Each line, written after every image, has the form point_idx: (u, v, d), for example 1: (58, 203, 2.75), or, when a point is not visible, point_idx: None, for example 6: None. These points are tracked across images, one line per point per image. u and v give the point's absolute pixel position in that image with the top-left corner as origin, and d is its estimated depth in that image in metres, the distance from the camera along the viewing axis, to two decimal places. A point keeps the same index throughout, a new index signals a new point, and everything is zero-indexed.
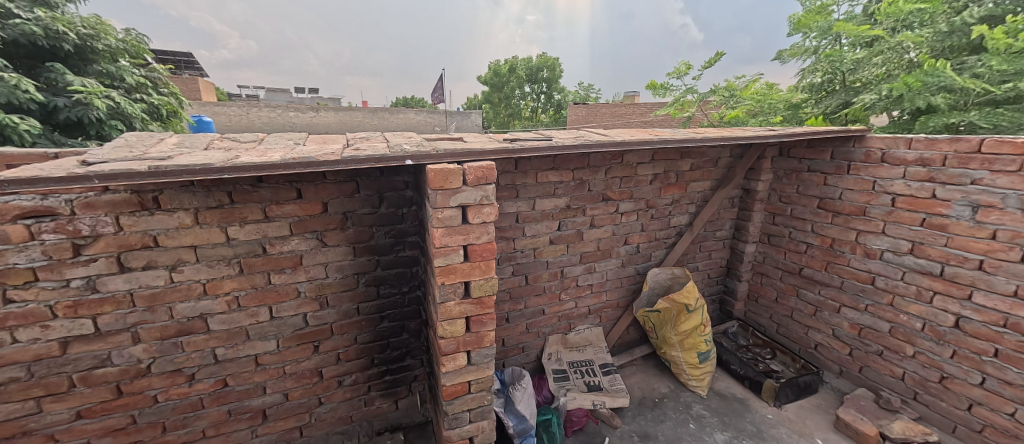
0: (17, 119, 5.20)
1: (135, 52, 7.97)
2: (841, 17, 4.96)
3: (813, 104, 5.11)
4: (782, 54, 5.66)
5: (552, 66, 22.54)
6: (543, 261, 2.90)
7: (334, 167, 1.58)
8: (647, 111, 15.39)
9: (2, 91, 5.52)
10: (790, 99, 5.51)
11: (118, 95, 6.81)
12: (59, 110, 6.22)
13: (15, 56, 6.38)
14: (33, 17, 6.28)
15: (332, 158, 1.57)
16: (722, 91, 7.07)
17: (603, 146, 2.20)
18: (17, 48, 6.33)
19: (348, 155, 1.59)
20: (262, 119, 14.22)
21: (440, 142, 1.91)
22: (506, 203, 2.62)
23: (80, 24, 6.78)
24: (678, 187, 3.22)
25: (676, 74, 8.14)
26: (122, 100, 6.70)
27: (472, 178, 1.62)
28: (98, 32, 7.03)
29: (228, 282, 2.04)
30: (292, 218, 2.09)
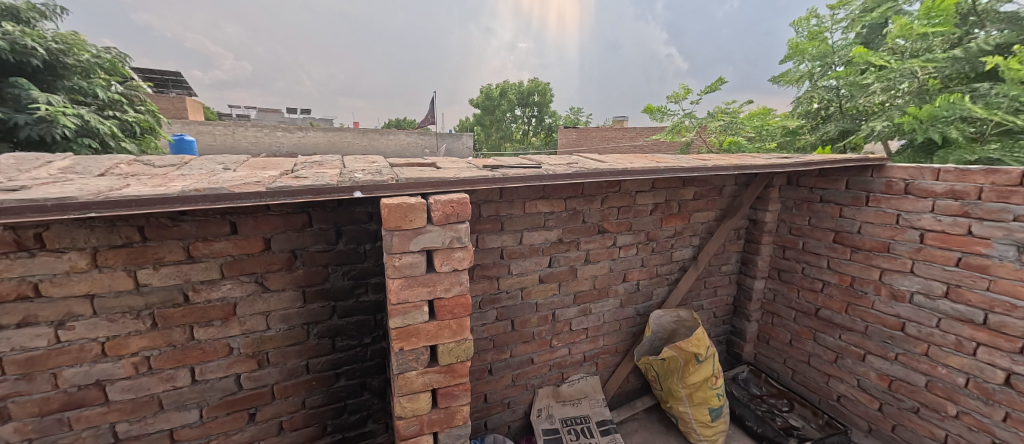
0: None
1: (113, 71, 7.67)
2: (836, 43, 4.97)
3: (811, 131, 5.17)
4: (777, 80, 5.70)
5: (544, 90, 22.87)
6: (532, 302, 2.54)
7: (259, 201, 1.19)
8: (637, 135, 15.49)
9: None
10: (786, 125, 5.51)
11: (88, 113, 6.39)
12: (20, 128, 5.78)
13: None
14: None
15: (256, 187, 1.19)
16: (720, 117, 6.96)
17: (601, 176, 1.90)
18: None
19: (282, 184, 1.22)
20: (247, 139, 13.89)
21: (405, 168, 1.57)
22: (489, 236, 2.28)
23: (52, 38, 6.46)
24: (681, 217, 2.93)
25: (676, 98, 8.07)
26: (93, 117, 6.30)
27: (439, 214, 1.27)
28: (71, 48, 6.64)
29: (135, 339, 1.61)
30: (223, 258, 1.70)
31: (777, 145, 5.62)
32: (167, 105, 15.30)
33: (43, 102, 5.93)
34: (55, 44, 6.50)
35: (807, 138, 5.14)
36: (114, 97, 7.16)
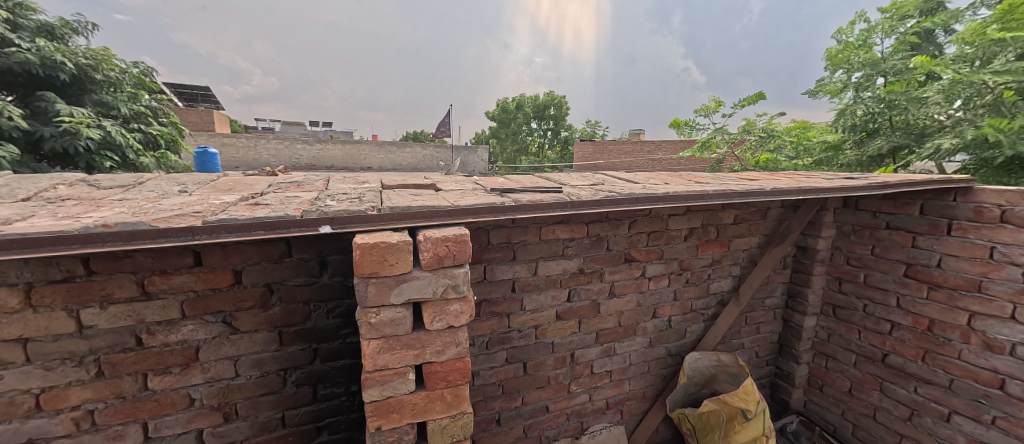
0: None
1: (140, 84, 7.74)
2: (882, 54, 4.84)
3: (856, 145, 4.95)
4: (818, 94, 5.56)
5: (560, 104, 22.73)
6: (547, 342, 2.22)
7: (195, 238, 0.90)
8: (656, 149, 15.08)
9: None
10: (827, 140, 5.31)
11: (113, 125, 6.41)
12: (45, 140, 5.77)
13: (13, 84, 6.03)
14: (33, 47, 5.95)
15: (196, 218, 0.92)
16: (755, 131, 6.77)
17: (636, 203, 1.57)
18: (14, 77, 5.97)
19: (232, 214, 0.95)
20: (269, 152, 14.18)
21: (397, 193, 1.31)
22: (499, 267, 1.99)
23: (81, 54, 6.46)
24: (719, 243, 2.57)
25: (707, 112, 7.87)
26: (115, 129, 6.30)
27: (429, 257, 0.97)
28: (99, 63, 6.67)
29: (77, 391, 1.35)
30: (185, 295, 1.44)
31: (818, 161, 5.41)
32: (196, 119, 15.78)
33: (67, 115, 5.98)
34: (84, 59, 6.53)
35: (852, 153, 4.93)
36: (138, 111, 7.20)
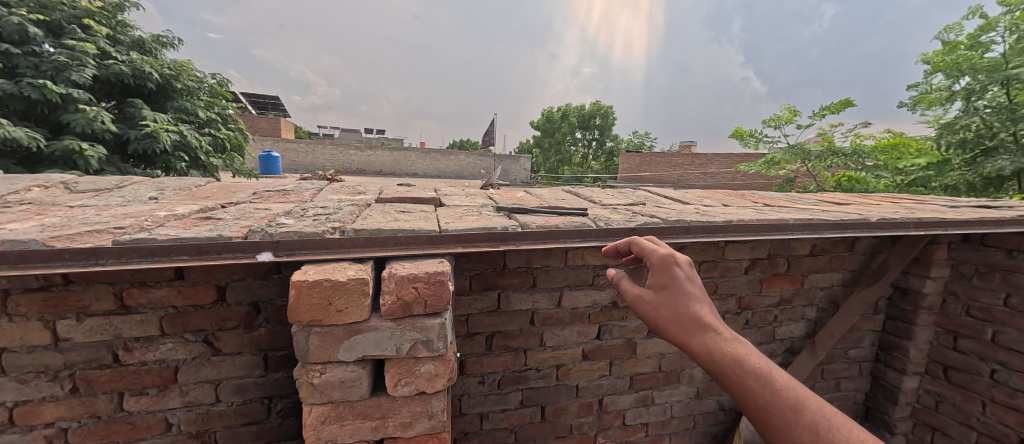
0: (83, 145, 4.89)
1: (215, 93, 7.91)
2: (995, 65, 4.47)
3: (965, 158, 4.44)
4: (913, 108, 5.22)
5: (606, 114, 22.20)
6: (571, 385, 1.90)
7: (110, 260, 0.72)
8: (708, 162, 14.10)
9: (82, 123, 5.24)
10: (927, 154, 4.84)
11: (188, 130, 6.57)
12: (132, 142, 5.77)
13: (109, 92, 6.27)
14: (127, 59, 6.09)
15: (113, 235, 0.73)
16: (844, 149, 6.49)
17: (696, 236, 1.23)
18: (110, 86, 6.20)
19: (162, 233, 0.76)
20: (325, 156, 15.03)
21: (381, 208, 1.09)
22: (516, 295, 1.72)
23: (167, 65, 6.55)
24: (791, 279, 2.21)
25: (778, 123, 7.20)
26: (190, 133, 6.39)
27: (392, 302, 0.72)
28: (181, 74, 6.75)
29: (50, 407, 1.25)
30: (165, 310, 1.31)
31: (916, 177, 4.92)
32: (264, 125, 17.06)
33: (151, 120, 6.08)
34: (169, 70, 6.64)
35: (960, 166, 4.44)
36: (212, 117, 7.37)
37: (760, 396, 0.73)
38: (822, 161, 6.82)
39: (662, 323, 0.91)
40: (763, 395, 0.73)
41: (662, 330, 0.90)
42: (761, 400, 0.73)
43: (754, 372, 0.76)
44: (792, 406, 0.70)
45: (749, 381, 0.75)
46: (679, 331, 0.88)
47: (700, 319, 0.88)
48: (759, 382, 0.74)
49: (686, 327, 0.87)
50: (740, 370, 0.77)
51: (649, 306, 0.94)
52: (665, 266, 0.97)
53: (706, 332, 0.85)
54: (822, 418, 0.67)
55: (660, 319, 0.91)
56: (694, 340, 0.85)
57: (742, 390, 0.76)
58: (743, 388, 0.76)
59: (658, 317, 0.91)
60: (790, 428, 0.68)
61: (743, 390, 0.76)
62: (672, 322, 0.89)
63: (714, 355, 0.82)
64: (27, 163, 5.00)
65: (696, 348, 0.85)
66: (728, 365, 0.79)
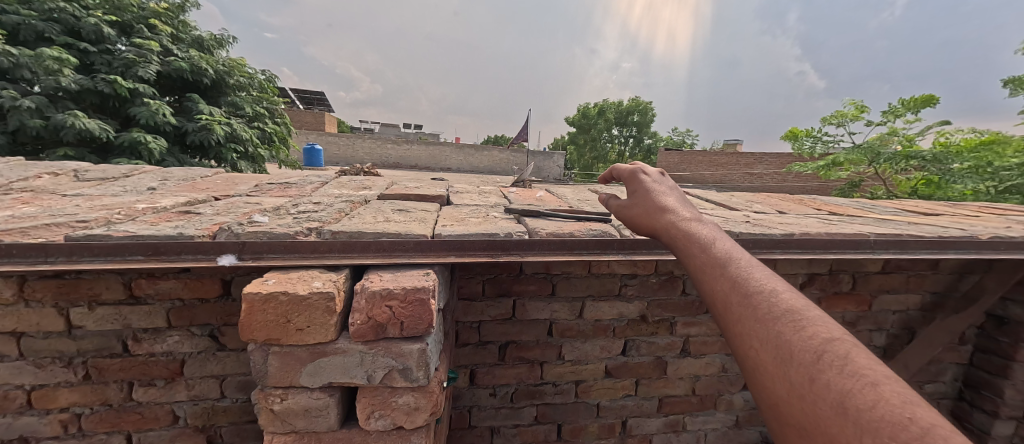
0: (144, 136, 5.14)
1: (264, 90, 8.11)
2: None
3: None
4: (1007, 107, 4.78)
5: (644, 110, 21.41)
6: (592, 403, 1.73)
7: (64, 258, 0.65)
8: (756, 162, 13.15)
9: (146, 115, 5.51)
10: None
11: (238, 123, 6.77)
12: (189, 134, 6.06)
13: (170, 88, 6.60)
14: (186, 56, 6.37)
15: (71, 230, 0.66)
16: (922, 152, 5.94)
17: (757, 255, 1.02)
18: (171, 81, 6.52)
19: (123, 229, 0.68)
20: (364, 150, 15.53)
21: (378, 208, 0.99)
22: (533, 303, 1.57)
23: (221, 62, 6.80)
24: (855, 299, 1.90)
25: (840, 120, 6.51)
26: (240, 126, 6.65)
27: (364, 322, 0.60)
28: (234, 70, 7.02)
29: (65, 392, 1.27)
30: (171, 302, 1.29)
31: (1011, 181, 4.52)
32: (309, 119, 17.87)
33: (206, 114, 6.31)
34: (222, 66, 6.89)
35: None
36: (260, 112, 7.56)
37: (717, 275, 0.74)
38: (893, 164, 6.33)
39: (637, 217, 1.03)
40: (703, 257, 0.80)
41: (635, 224, 1.03)
42: (701, 262, 0.80)
43: (702, 242, 0.84)
44: (724, 261, 0.76)
45: (694, 249, 0.83)
46: (650, 220, 0.99)
47: (670, 212, 0.98)
48: (703, 248, 0.82)
49: (655, 217, 0.99)
50: (689, 241, 0.86)
51: (629, 208, 1.09)
52: (647, 184, 1.13)
53: (671, 218, 0.96)
54: (748, 273, 0.72)
55: (634, 216, 1.04)
56: (659, 225, 0.96)
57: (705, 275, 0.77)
58: (690, 256, 0.83)
59: (635, 214, 1.05)
60: (719, 279, 0.74)
61: (690, 257, 0.84)
62: (645, 217, 1.01)
63: (672, 234, 0.92)
64: (100, 152, 5.42)
65: (659, 230, 0.96)
66: (681, 240, 0.88)
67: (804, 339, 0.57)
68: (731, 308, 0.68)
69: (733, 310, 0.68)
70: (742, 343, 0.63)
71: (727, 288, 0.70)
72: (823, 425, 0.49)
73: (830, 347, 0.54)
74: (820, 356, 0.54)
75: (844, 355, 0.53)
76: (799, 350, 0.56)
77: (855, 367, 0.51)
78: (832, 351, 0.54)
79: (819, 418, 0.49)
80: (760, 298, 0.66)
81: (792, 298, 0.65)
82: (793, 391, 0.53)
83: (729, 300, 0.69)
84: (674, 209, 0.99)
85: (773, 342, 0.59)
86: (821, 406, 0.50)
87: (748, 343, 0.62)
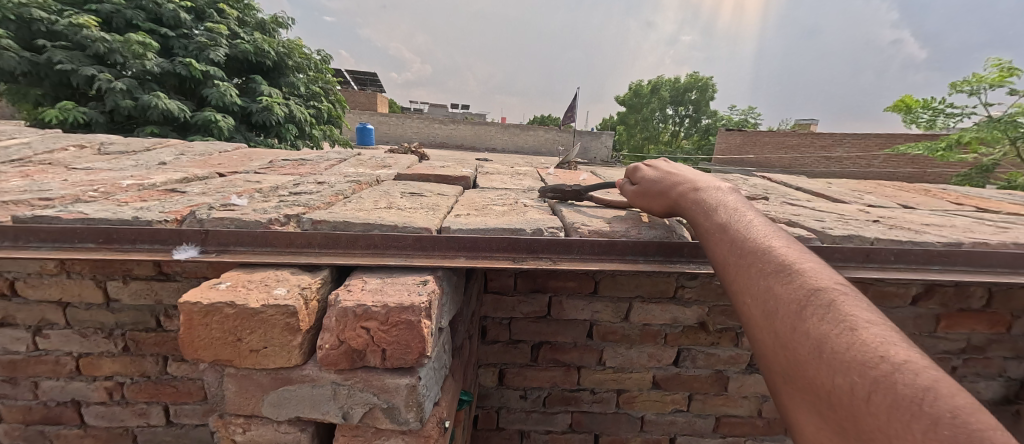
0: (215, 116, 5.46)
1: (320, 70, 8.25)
2: None
3: None
4: None
5: (705, 86, 19.61)
6: (635, 416, 1.52)
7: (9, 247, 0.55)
8: (836, 144, 11.56)
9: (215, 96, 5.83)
10: None
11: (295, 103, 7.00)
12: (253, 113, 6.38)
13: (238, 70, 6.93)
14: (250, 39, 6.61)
15: (18, 213, 0.64)
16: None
17: (923, 274, 0.81)
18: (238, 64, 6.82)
19: (78, 211, 0.64)
20: (412, 129, 15.81)
21: (387, 190, 0.83)
22: (571, 302, 1.38)
23: (280, 43, 6.98)
24: (996, 320, 1.45)
25: (974, 87, 5.38)
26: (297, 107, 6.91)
27: (332, 352, 0.44)
28: (292, 51, 7.18)
29: (108, 362, 1.31)
30: (197, 281, 1.26)
31: None
32: (362, 100, 18.48)
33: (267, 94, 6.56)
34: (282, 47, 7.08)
35: None
36: (315, 92, 7.76)
37: (716, 236, 0.72)
38: None
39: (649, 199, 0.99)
40: (704, 222, 0.77)
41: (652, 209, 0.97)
42: (705, 228, 0.77)
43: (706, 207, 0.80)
44: (725, 225, 0.72)
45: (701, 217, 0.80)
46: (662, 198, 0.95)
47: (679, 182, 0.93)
48: (706, 214, 0.79)
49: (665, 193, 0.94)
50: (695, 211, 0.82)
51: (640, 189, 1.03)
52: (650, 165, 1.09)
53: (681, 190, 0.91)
54: (745, 230, 0.69)
55: (648, 200, 0.99)
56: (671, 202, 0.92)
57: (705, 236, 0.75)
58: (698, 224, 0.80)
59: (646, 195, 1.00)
60: (717, 243, 0.71)
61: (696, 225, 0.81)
62: (656, 194, 0.97)
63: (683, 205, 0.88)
64: (180, 131, 5.91)
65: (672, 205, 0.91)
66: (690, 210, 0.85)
67: (788, 290, 0.55)
68: (728, 267, 0.67)
69: (729, 270, 0.66)
70: (736, 300, 0.62)
71: (726, 248, 0.68)
72: (802, 370, 0.49)
73: (816, 294, 0.52)
74: (805, 304, 0.52)
75: (829, 300, 0.51)
76: (783, 303, 0.54)
77: (838, 312, 0.49)
78: (817, 297, 0.52)
79: (798, 363, 0.49)
80: (752, 256, 0.63)
81: (786, 250, 0.62)
82: (777, 341, 0.53)
83: (726, 262, 0.67)
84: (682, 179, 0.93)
85: (762, 297, 0.57)
86: (802, 352, 0.49)
87: (742, 298, 0.61)
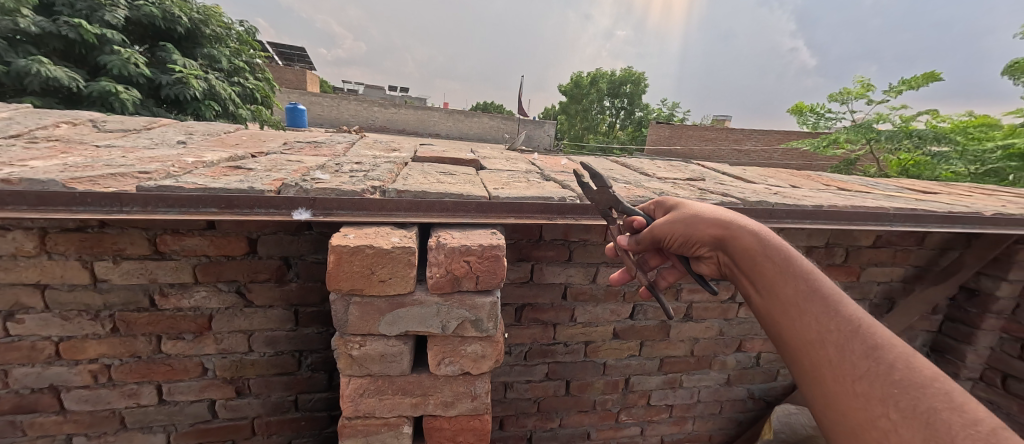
0: (119, 87, 4.75)
1: (245, 42, 7.45)
2: None
3: None
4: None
5: (638, 81, 21.05)
6: (599, 362, 1.84)
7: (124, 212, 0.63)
8: (744, 139, 13.33)
9: (116, 63, 5.04)
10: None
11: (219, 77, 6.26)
12: (162, 87, 5.55)
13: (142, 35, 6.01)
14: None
15: (140, 181, 0.66)
16: (909, 134, 6.82)
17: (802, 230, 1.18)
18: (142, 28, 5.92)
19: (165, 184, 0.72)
20: (350, 112, 14.88)
21: (421, 169, 0.99)
22: (550, 268, 1.62)
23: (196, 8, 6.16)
24: (849, 271, 1.98)
25: (845, 97, 6.63)
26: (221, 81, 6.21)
27: (443, 277, 0.63)
28: (211, 18, 6.37)
29: (93, 344, 1.28)
30: (197, 259, 1.28)
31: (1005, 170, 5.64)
32: (290, 77, 16.83)
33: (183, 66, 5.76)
34: (197, 12, 6.25)
35: None
36: (242, 66, 7.00)
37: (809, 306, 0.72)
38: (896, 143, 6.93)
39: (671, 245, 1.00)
40: (773, 279, 0.80)
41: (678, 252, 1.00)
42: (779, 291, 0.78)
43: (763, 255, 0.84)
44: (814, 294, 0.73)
45: (762, 263, 0.82)
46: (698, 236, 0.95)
47: (714, 214, 0.94)
48: (769, 259, 0.82)
49: (695, 239, 0.96)
50: (752, 251, 0.85)
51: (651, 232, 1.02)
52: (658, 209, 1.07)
53: (719, 228, 0.92)
54: (827, 297, 0.72)
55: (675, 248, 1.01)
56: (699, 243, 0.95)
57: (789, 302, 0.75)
58: (758, 271, 0.83)
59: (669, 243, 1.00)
60: (797, 310, 0.73)
61: (756, 279, 0.83)
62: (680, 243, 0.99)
63: (728, 249, 0.90)
64: (66, 103, 4.99)
65: (715, 243, 0.93)
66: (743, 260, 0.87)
67: (897, 376, 0.58)
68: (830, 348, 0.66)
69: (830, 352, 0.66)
70: (847, 389, 0.61)
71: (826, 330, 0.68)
72: None
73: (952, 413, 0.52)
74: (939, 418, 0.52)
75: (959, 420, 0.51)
76: (904, 391, 0.56)
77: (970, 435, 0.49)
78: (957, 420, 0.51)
79: None
80: (845, 329, 0.66)
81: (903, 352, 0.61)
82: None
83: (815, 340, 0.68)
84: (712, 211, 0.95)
85: (879, 391, 0.58)
86: None
87: (856, 391, 0.60)
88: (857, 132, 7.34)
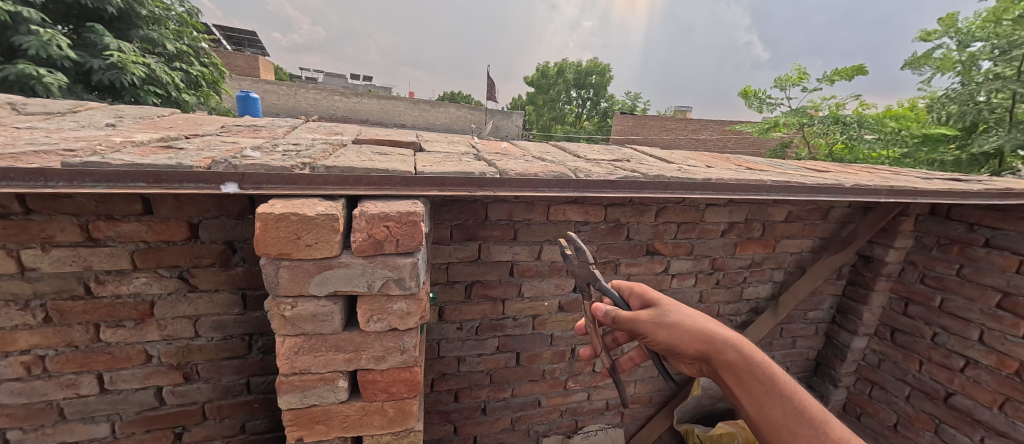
0: (40, 71, 4.31)
1: (185, 23, 6.90)
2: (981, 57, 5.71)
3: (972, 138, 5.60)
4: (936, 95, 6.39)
5: (604, 71, 21.41)
6: (546, 334, 1.99)
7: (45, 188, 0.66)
8: (701, 128, 14.06)
9: (34, 44, 4.56)
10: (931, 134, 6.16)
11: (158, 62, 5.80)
12: (93, 72, 5.10)
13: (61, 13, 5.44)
14: None
15: (63, 158, 0.69)
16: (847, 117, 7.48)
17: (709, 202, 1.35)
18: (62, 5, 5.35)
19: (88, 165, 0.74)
20: (308, 100, 14.17)
21: (356, 149, 1.05)
22: (496, 247, 1.73)
23: None
24: (765, 244, 2.23)
25: (784, 84, 7.18)
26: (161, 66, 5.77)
27: (365, 238, 0.72)
28: None
29: (24, 335, 1.25)
30: (134, 245, 1.26)
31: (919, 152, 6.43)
32: (239, 63, 15.68)
33: (115, 49, 5.29)
34: None
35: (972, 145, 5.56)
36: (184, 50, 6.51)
37: (797, 422, 0.94)
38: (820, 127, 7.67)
39: (654, 346, 1.14)
40: (762, 399, 1.00)
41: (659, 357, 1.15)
42: (771, 408, 0.99)
43: (748, 373, 1.03)
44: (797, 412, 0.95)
45: (749, 380, 1.02)
46: (683, 347, 1.10)
47: (698, 330, 1.08)
48: (752, 376, 1.02)
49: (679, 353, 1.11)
50: (738, 368, 1.04)
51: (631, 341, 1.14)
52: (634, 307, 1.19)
53: (701, 344, 1.08)
54: (808, 417, 0.95)
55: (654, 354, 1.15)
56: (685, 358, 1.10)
57: (780, 416, 0.97)
58: (747, 389, 1.03)
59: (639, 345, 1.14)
60: (788, 430, 0.95)
61: (746, 396, 1.03)
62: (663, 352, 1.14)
63: (714, 362, 1.07)
64: None
65: (699, 356, 1.08)
66: (731, 377, 1.05)
67: None
68: None
69: None
70: None
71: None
72: None
73: None
74: None
75: None
76: None
77: None
78: None
79: None
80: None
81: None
82: None
83: None
84: (694, 323, 1.09)
85: None
86: None
87: None
88: (796, 114, 8.03)
